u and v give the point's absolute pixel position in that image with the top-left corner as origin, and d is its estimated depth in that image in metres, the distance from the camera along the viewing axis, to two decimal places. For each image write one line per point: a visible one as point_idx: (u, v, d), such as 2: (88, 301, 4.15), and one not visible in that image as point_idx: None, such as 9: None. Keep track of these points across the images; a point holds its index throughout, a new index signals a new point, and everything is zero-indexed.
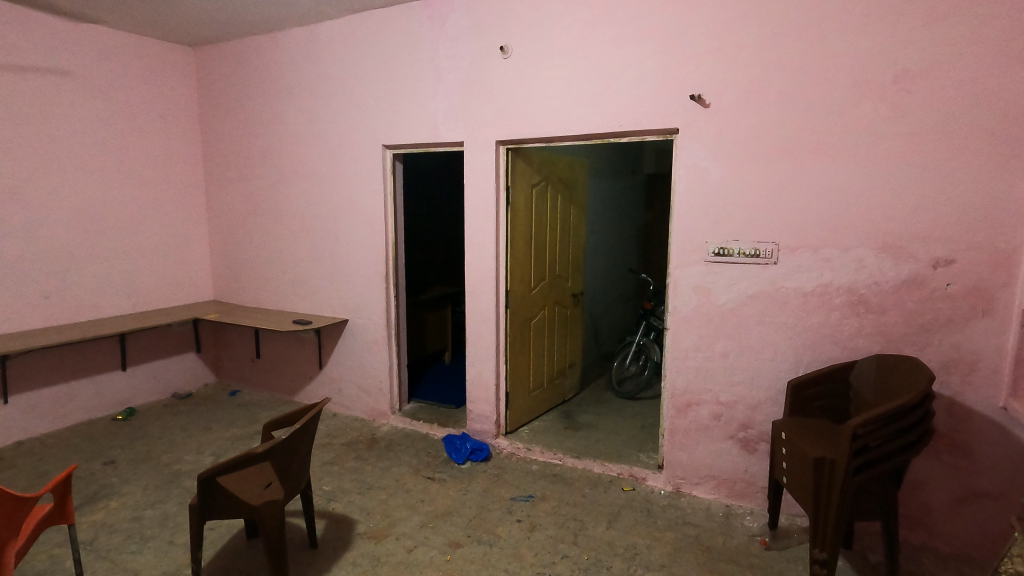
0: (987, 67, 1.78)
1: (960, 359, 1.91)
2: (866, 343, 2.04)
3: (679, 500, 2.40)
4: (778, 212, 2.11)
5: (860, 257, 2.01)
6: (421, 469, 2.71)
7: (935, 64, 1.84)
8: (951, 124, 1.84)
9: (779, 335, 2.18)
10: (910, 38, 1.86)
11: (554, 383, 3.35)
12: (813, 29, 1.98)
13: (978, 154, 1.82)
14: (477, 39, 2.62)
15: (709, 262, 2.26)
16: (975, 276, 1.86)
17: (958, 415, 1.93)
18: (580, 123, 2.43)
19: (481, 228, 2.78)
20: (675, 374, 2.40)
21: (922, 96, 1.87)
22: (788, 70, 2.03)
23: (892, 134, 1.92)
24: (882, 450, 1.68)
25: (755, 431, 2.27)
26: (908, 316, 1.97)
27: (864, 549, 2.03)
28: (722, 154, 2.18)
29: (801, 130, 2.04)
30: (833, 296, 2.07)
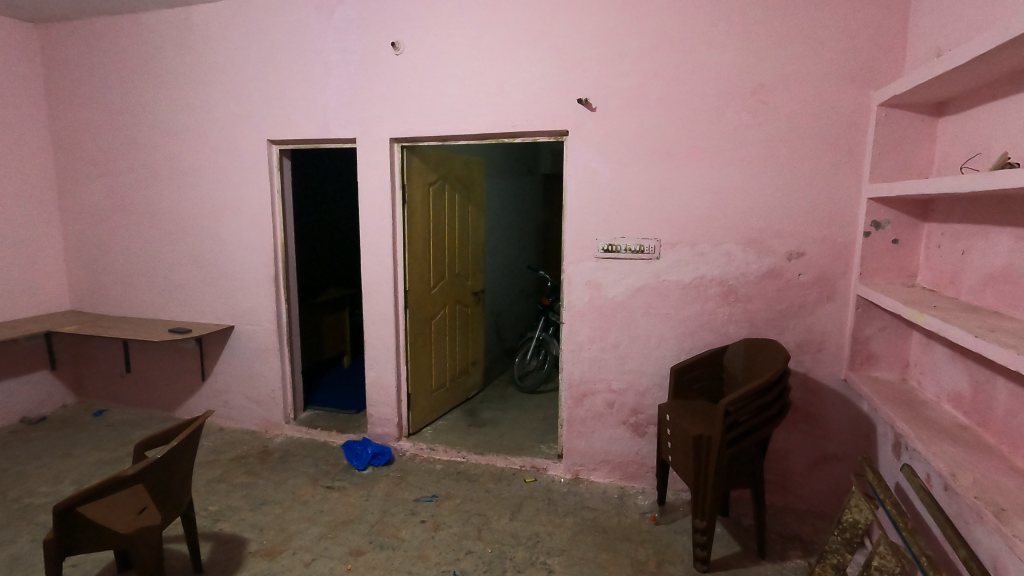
0: (825, 84, 2.04)
1: (810, 339, 2.18)
2: (736, 329, 2.26)
3: (578, 486, 2.52)
4: (660, 211, 2.28)
5: (729, 251, 2.22)
6: (320, 478, 2.60)
7: (784, 79, 2.08)
8: (798, 133, 2.09)
9: (663, 324, 2.35)
10: (765, 55, 2.09)
11: (456, 382, 3.36)
12: (685, 42, 2.15)
13: (820, 159, 2.08)
14: (367, 33, 2.55)
15: (600, 258, 2.38)
16: (821, 266, 2.13)
17: (810, 389, 2.21)
18: (475, 123, 2.45)
19: (376, 227, 2.72)
20: (572, 366, 2.50)
21: (774, 107, 2.10)
22: (665, 79, 2.19)
23: (751, 140, 2.14)
24: (750, 424, 1.87)
25: (644, 415, 2.43)
26: (769, 303, 2.21)
27: (738, 514, 2.25)
28: (609, 156, 2.30)
29: (676, 135, 2.21)
30: (707, 286, 2.27)
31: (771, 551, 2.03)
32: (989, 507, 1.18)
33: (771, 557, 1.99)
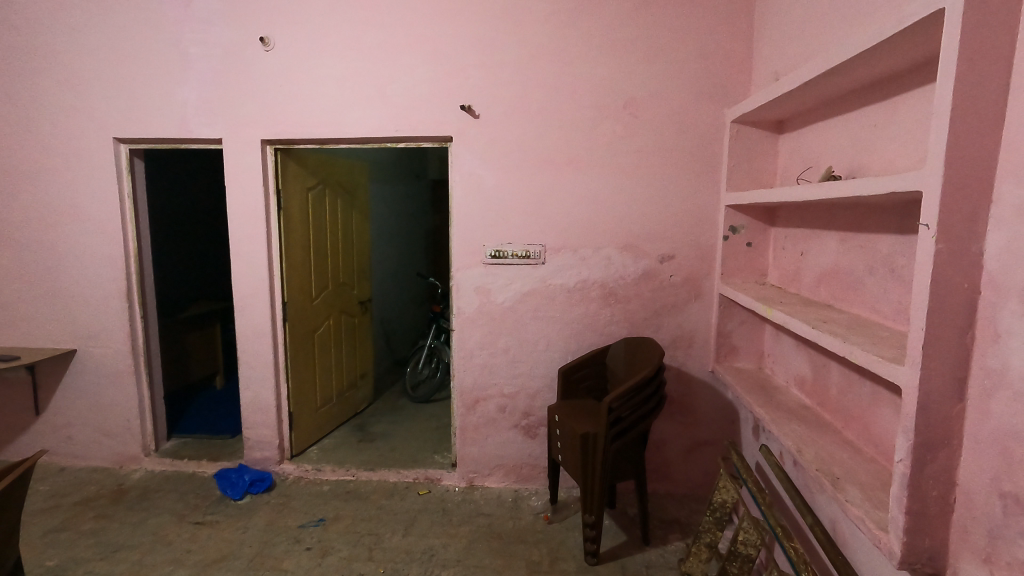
0: (687, 101, 2.22)
1: (682, 335, 2.36)
2: (617, 328, 2.39)
3: (472, 494, 2.50)
4: (544, 217, 2.34)
5: (609, 255, 2.34)
6: (188, 514, 2.34)
7: (652, 94, 2.23)
8: (665, 144, 2.25)
9: (550, 327, 2.41)
10: (634, 71, 2.23)
11: (344, 397, 3.21)
12: (563, 55, 2.24)
13: (685, 169, 2.26)
14: (232, 25, 2.35)
15: (487, 264, 2.39)
16: (688, 268, 2.32)
17: (682, 382, 2.39)
18: (355, 125, 2.35)
19: (248, 234, 2.51)
20: (463, 373, 2.49)
21: (644, 120, 2.25)
22: (545, 89, 2.26)
23: (624, 150, 2.27)
24: (631, 418, 1.97)
25: (535, 417, 2.48)
26: (645, 304, 2.36)
27: (624, 505, 2.37)
28: (494, 163, 2.32)
29: (556, 144, 2.29)
30: (590, 289, 2.37)
31: (654, 537, 2.16)
32: (827, 477, 1.33)
33: (654, 542, 2.12)
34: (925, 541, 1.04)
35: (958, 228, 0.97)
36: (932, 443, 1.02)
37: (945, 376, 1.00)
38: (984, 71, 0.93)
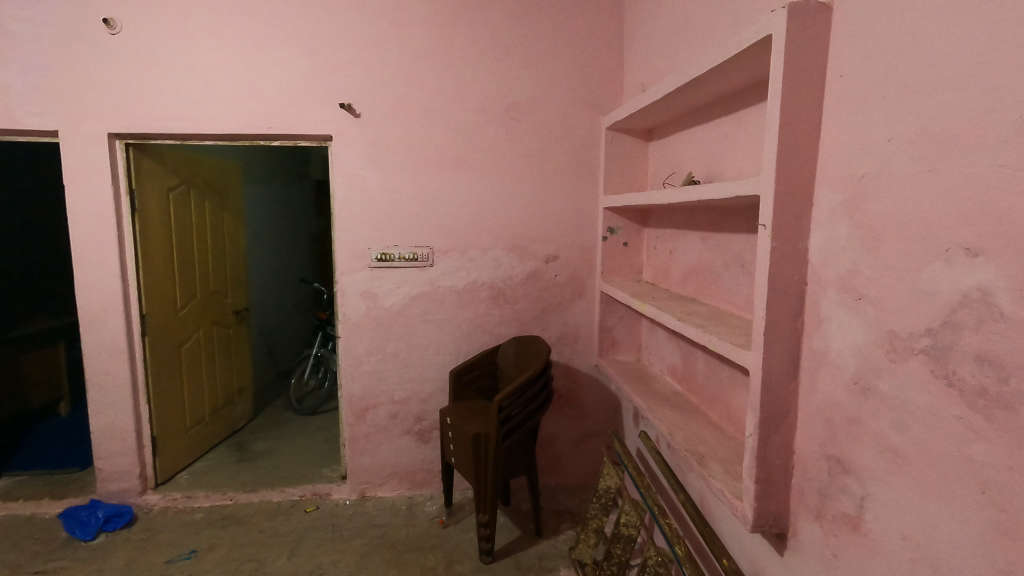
0: (565, 107, 2.32)
1: (567, 332, 2.46)
2: (507, 328, 2.43)
3: (364, 505, 2.42)
4: (430, 219, 2.32)
5: (496, 257, 2.38)
6: (24, 564, 2.02)
7: (532, 100, 2.30)
8: (547, 149, 2.34)
9: (441, 330, 2.40)
10: (515, 76, 2.28)
11: (219, 415, 2.95)
12: (445, 57, 2.24)
13: (565, 173, 2.36)
14: (67, 2, 2.07)
15: (373, 268, 2.32)
16: (572, 267, 2.42)
17: (570, 376, 2.49)
18: (222, 120, 2.18)
19: (95, 240, 2.22)
20: (351, 381, 2.39)
21: (526, 124, 2.31)
22: (427, 90, 2.25)
23: (508, 154, 2.32)
24: (521, 416, 2.01)
25: (428, 421, 2.46)
26: (533, 303, 2.43)
27: (518, 501, 2.42)
28: (376, 163, 2.26)
29: (441, 146, 2.28)
30: (479, 290, 2.39)
31: (546, 529, 2.23)
32: (694, 455, 1.46)
33: (547, 534, 2.19)
34: (771, 504, 1.18)
35: (787, 227, 1.10)
36: (774, 417, 1.15)
37: (782, 357, 1.14)
38: (801, 91, 1.07)
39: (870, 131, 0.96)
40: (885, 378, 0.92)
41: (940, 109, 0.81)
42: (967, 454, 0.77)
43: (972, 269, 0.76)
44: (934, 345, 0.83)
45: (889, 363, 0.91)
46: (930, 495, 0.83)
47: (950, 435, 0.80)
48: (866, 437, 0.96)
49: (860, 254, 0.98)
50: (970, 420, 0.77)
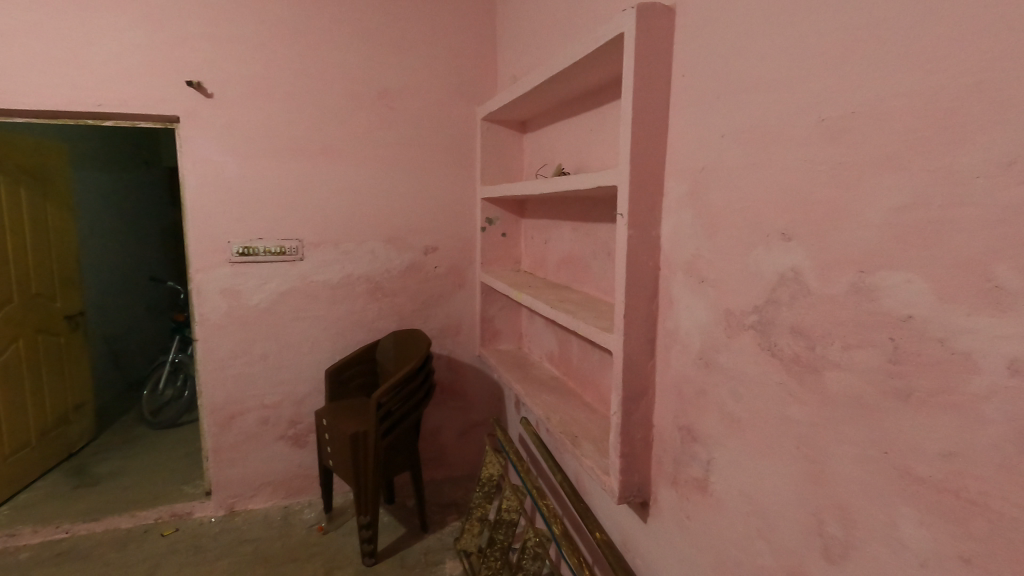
0: (440, 96, 2.29)
1: (449, 324, 2.45)
2: (386, 322, 2.37)
3: (234, 520, 2.24)
4: (298, 209, 2.18)
5: (373, 249, 2.29)
6: None
7: (405, 87, 2.24)
8: (422, 139, 2.29)
9: (315, 327, 2.27)
10: (387, 62, 2.20)
11: (49, 437, 2.56)
12: (310, 37, 2.10)
13: (442, 163, 2.34)
14: None
15: (235, 263, 2.13)
16: (451, 259, 2.41)
17: (452, 368, 2.49)
18: (36, 94, 1.86)
19: None
20: (213, 387, 2.18)
21: (399, 112, 2.24)
22: (290, 72, 2.10)
23: (381, 142, 2.24)
24: (402, 411, 1.97)
25: (303, 424, 2.33)
26: (412, 296, 2.38)
27: (403, 497, 2.38)
28: (234, 148, 2.07)
29: (309, 132, 2.15)
30: (355, 284, 2.29)
31: (432, 523, 2.21)
32: (568, 437, 1.52)
33: (432, 528, 2.17)
34: (634, 476, 1.26)
35: (641, 216, 1.18)
36: (635, 395, 1.23)
37: (640, 338, 1.21)
38: (650, 88, 1.14)
39: (707, 127, 1.04)
40: (723, 352, 1.02)
41: (760, 109, 0.90)
42: (786, 415, 0.87)
43: (787, 251, 0.86)
44: (760, 320, 0.92)
45: (726, 338, 1.01)
46: (760, 454, 0.93)
47: (774, 400, 0.90)
48: (710, 406, 1.05)
49: (702, 240, 1.07)
50: (788, 385, 0.87)
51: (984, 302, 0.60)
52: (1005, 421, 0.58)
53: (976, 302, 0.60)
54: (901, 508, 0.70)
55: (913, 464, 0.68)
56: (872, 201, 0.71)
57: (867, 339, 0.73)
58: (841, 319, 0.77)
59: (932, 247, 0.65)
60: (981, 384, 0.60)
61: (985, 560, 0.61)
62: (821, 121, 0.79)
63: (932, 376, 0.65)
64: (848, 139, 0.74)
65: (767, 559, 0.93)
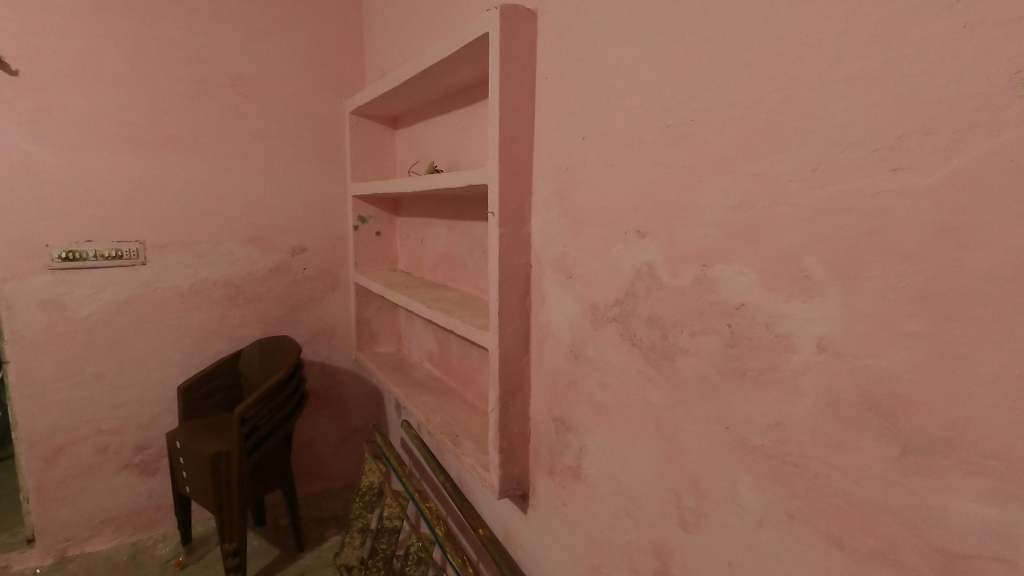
0: (303, 87, 2.15)
1: (322, 328, 2.32)
2: (250, 330, 2.18)
3: (67, 568, 1.93)
4: (138, 207, 1.92)
5: (231, 250, 2.10)
6: None
7: (263, 75, 2.07)
8: (284, 132, 2.14)
9: (163, 339, 2.03)
10: (240, 46, 2.02)
11: None
12: (145, 12, 1.85)
13: (308, 158, 2.20)
14: None
15: (56, 270, 1.83)
16: (322, 259, 2.28)
17: (327, 374, 2.36)
18: None
19: None
20: (33, 417, 1.86)
21: (256, 102, 2.07)
22: (122, 50, 1.83)
23: (237, 134, 2.06)
24: (270, 424, 1.83)
25: (153, 449, 2.07)
26: (279, 300, 2.22)
27: (276, 517, 2.22)
28: (50, 136, 1.77)
29: (147, 120, 1.90)
30: (211, 290, 2.08)
31: (309, 540, 2.09)
32: (449, 437, 1.51)
33: (310, 546, 2.05)
34: (513, 470, 1.29)
35: (511, 214, 1.20)
36: (511, 390, 1.25)
37: (514, 334, 1.24)
38: (515, 89, 1.16)
39: (570, 129, 1.08)
40: (590, 344, 1.07)
41: (615, 113, 0.96)
42: (646, 400, 0.94)
43: (642, 247, 0.92)
44: (621, 313, 0.98)
45: (593, 330, 1.06)
46: (625, 438, 0.99)
47: (635, 386, 0.96)
48: (581, 396, 1.10)
49: (568, 238, 1.11)
50: (646, 372, 0.93)
51: (799, 290, 0.68)
52: (817, 391, 0.67)
53: (792, 290, 0.69)
54: (741, 475, 0.78)
55: (749, 436, 0.76)
56: (710, 201, 0.79)
57: (710, 326, 0.81)
58: (688, 309, 0.84)
59: (758, 242, 0.73)
60: (798, 361, 0.69)
61: (804, 513, 0.70)
62: (667, 127, 0.85)
63: (761, 356, 0.74)
64: (689, 144, 0.81)
65: (633, 535, 1.00)
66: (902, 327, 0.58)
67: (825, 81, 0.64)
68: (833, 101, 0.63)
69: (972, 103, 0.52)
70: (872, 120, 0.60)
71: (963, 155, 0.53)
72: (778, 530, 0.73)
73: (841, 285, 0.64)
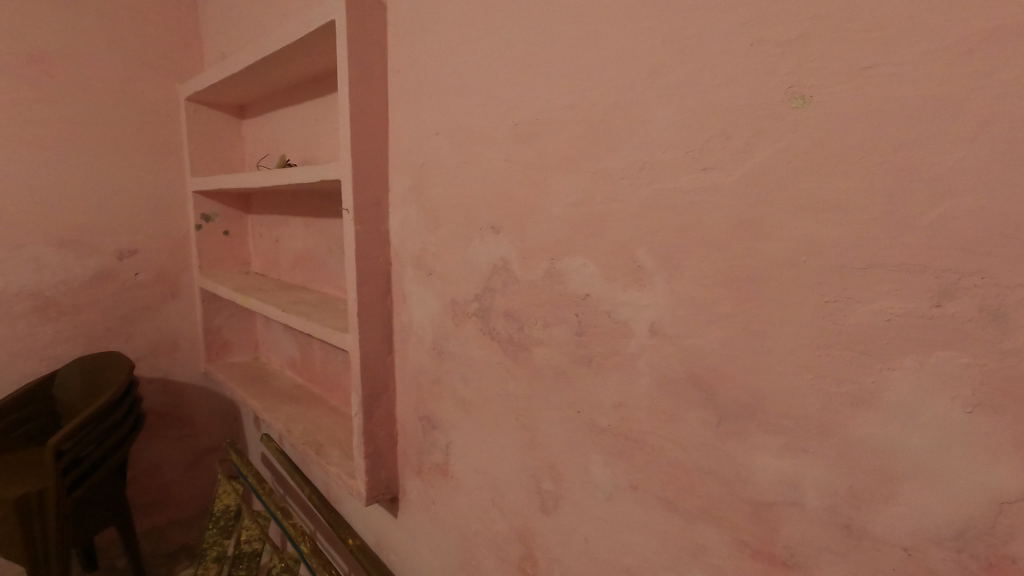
0: (124, 67, 1.88)
1: (162, 340, 2.07)
2: (68, 347, 1.88)
3: None
4: None
5: (37, 256, 1.78)
6: None
7: (71, 51, 1.78)
8: (101, 118, 1.86)
9: None
10: (38, 14, 1.71)
11: None
12: None
13: (135, 149, 1.94)
14: None
15: None
16: (158, 263, 2.03)
17: (170, 391, 2.11)
18: None
19: None
20: None
21: (63, 82, 1.78)
22: None
23: (39, 119, 1.75)
24: (97, 454, 1.58)
25: None
26: (105, 311, 1.94)
27: (111, 558, 1.95)
28: None
29: None
30: (12, 303, 1.76)
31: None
32: (312, 447, 1.42)
33: None
34: (381, 474, 1.25)
35: (367, 211, 1.15)
36: (375, 393, 1.21)
37: (376, 334, 1.20)
38: (366, 80, 1.11)
39: (424, 125, 1.07)
40: (452, 340, 1.07)
41: (467, 110, 0.96)
42: (506, 391, 0.96)
43: (496, 243, 0.94)
44: (480, 308, 0.99)
45: (454, 327, 1.06)
46: (488, 430, 1.01)
47: (495, 379, 0.98)
48: (445, 393, 1.10)
49: (426, 234, 1.10)
50: (505, 364, 0.96)
51: (633, 279, 0.74)
52: (651, 372, 0.73)
53: (627, 280, 0.75)
54: (592, 455, 0.83)
55: (597, 418, 0.81)
56: (556, 197, 0.82)
57: (559, 316, 0.85)
58: (541, 302, 0.87)
59: (597, 236, 0.77)
60: (634, 345, 0.75)
61: (644, 483, 0.76)
62: (515, 125, 0.87)
63: (605, 342, 0.79)
64: (535, 143, 0.84)
65: (499, 524, 1.02)
66: (715, 310, 0.66)
67: (648, 88, 0.69)
68: (655, 106, 0.69)
69: (760, 111, 0.60)
70: (686, 124, 0.66)
71: (754, 157, 0.61)
72: (624, 502, 0.79)
73: (666, 273, 0.70)
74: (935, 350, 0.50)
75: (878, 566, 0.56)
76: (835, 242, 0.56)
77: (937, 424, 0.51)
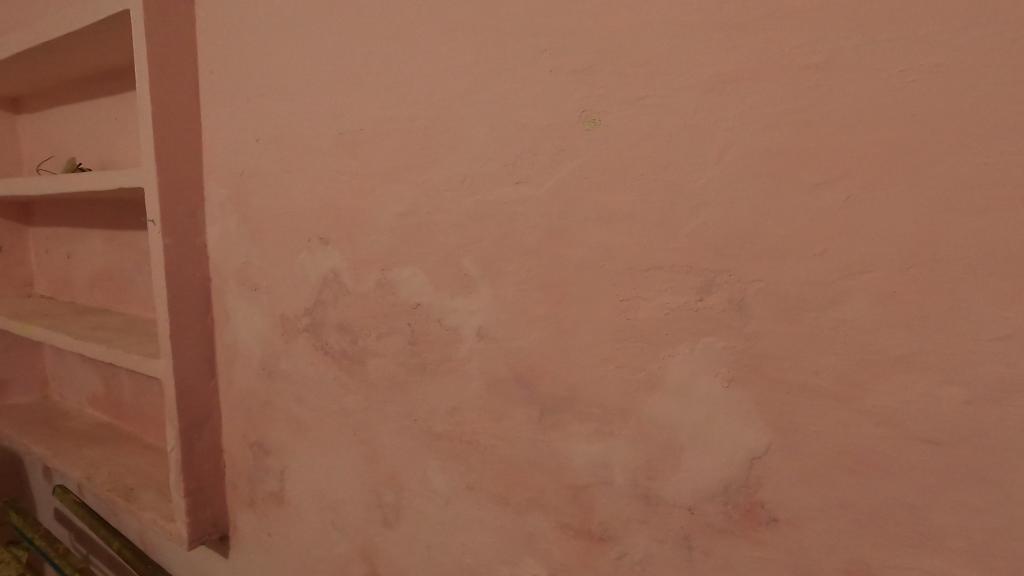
0: None
1: None
2: None
3: None
4: None
5: None
6: None
7: None
8: None
9: None
10: None
11: None
12: None
13: None
14: None
15: None
16: None
17: None
18: None
19: None
20: None
21: None
22: None
23: None
24: None
25: None
26: None
27: None
28: None
29: None
30: None
31: None
32: (120, 492, 1.24)
33: None
34: (207, 511, 1.13)
35: (178, 223, 1.04)
36: (196, 423, 1.10)
37: (195, 358, 1.09)
38: (171, 79, 1.01)
39: (242, 130, 1.00)
40: (282, 359, 1.01)
41: (290, 116, 0.92)
42: (342, 407, 0.93)
43: (325, 255, 0.91)
44: (311, 322, 0.95)
45: (285, 344, 1.00)
46: (325, 450, 0.97)
47: (330, 395, 0.94)
48: (277, 415, 1.03)
49: (249, 247, 1.02)
50: (340, 379, 0.93)
51: (459, 287, 0.77)
52: (481, 375, 0.77)
53: (454, 287, 0.77)
54: (429, 462, 0.84)
55: (432, 424, 0.83)
56: (384, 208, 0.82)
57: (392, 327, 0.85)
58: (373, 313, 0.86)
59: (425, 245, 0.79)
60: (464, 350, 0.78)
61: (479, 483, 0.79)
62: (339, 135, 0.86)
63: (437, 349, 0.80)
64: (361, 153, 0.84)
65: (341, 545, 0.98)
66: (533, 312, 0.71)
67: (465, 105, 0.73)
68: (472, 121, 0.72)
69: (561, 130, 0.66)
70: (499, 140, 0.71)
71: (559, 171, 0.67)
72: (461, 503, 0.82)
73: (489, 280, 0.74)
74: (702, 336, 0.60)
75: (671, 527, 0.65)
76: (624, 248, 0.64)
77: (706, 398, 0.60)
